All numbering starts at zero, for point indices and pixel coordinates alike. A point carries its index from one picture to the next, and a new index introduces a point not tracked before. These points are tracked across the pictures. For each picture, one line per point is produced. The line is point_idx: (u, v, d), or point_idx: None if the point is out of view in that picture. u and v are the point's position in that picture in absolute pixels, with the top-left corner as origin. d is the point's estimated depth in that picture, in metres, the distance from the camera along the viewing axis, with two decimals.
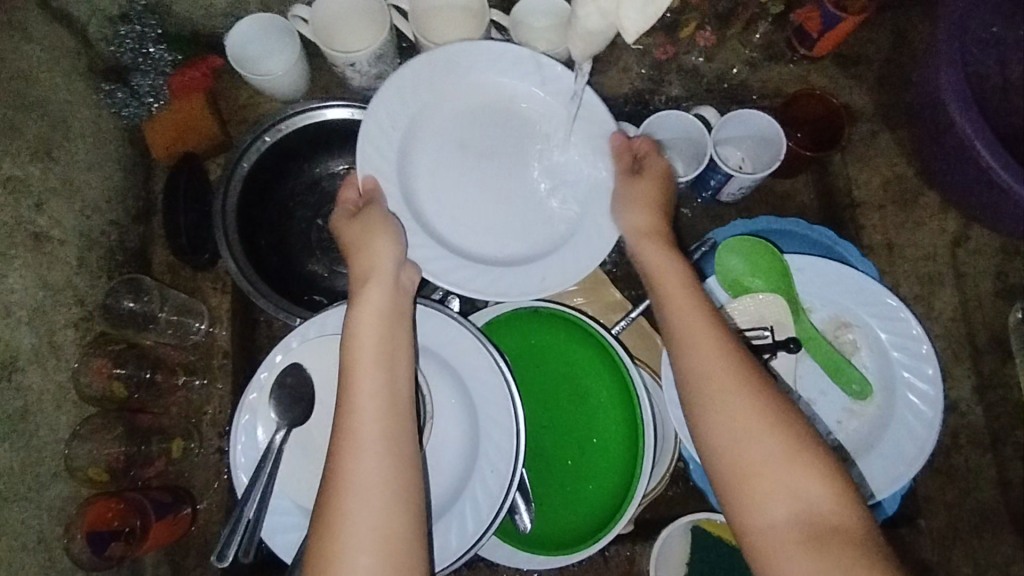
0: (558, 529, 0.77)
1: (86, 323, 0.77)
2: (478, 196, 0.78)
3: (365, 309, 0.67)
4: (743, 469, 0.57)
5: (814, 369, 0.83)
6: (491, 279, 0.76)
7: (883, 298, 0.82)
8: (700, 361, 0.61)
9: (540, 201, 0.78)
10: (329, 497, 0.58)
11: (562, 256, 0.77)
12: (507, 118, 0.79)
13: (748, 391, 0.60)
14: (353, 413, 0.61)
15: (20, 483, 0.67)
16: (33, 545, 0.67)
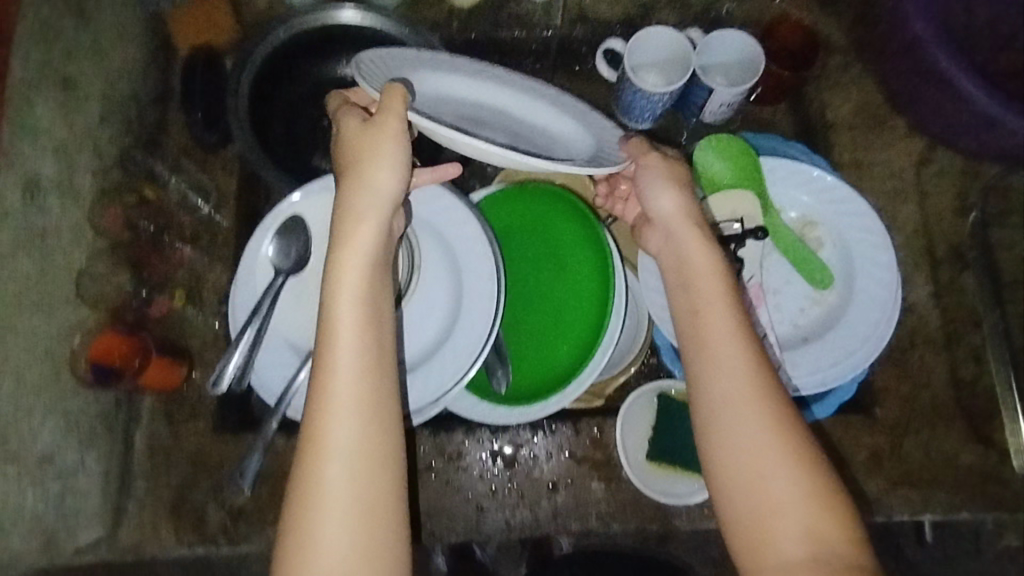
0: (531, 386, 0.83)
1: (104, 174, 0.82)
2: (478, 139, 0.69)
3: (345, 284, 0.61)
4: (751, 484, 0.58)
5: (781, 263, 0.88)
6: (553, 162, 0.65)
7: (846, 196, 0.88)
8: (709, 375, 0.62)
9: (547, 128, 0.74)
10: (307, 472, 0.57)
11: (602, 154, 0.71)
12: None
13: (754, 400, 0.60)
14: (327, 422, 0.58)
15: (36, 294, 0.70)
16: (43, 356, 0.71)
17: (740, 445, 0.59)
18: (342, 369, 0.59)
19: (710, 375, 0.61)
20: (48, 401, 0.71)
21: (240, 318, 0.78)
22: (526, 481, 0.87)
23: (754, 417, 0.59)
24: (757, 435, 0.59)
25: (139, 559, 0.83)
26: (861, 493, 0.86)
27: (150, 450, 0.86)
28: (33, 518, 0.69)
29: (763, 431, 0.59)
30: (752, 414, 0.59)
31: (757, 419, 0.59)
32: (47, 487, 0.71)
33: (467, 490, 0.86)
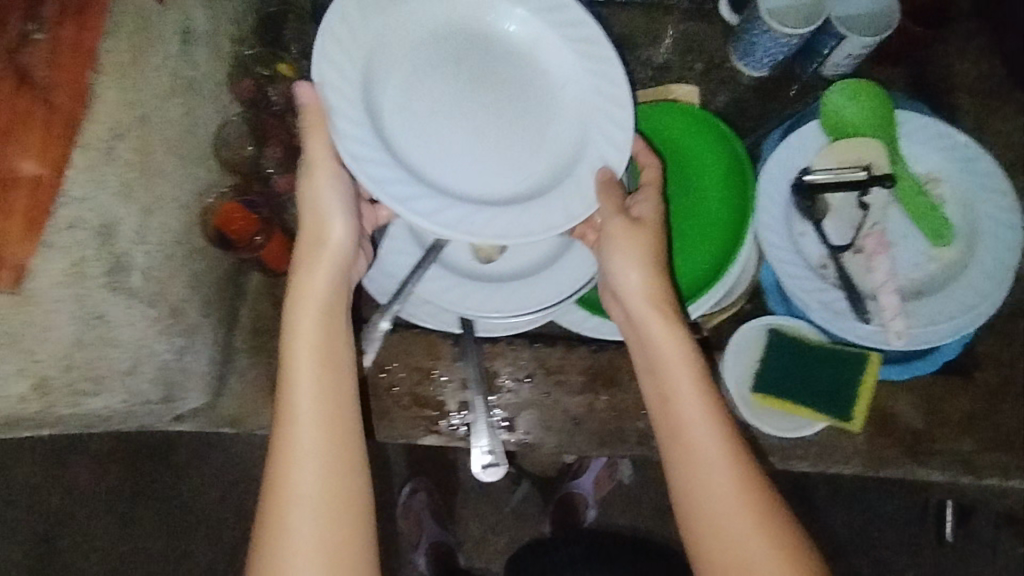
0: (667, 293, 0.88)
1: (241, 43, 0.81)
2: (464, 126, 0.70)
3: (305, 328, 0.68)
4: (733, 557, 0.62)
5: (902, 216, 0.87)
6: (465, 216, 0.68)
7: (976, 155, 0.87)
8: (675, 439, 0.67)
9: (530, 132, 0.72)
10: (268, 509, 0.63)
11: (569, 186, 0.70)
12: (480, 49, 0.72)
13: (710, 466, 0.64)
14: (290, 449, 0.64)
15: (182, 143, 0.70)
16: (182, 206, 0.70)
17: (716, 517, 0.63)
18: (302, 404, 0.65)
19: (684, 463, 0.66)
20: (182, 256, 0.71)
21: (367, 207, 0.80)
22: (623, 403, 0.87)
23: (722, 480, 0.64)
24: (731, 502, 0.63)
25: (236, 432, 0.84)
26: (955, 452, 0.86)
27: (254, 328, 0.86)
28: (160, 367, 0.69)
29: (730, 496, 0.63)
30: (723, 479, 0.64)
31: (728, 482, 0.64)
32: (174, 340, 0.71)
33: (564, 404, 0.87)
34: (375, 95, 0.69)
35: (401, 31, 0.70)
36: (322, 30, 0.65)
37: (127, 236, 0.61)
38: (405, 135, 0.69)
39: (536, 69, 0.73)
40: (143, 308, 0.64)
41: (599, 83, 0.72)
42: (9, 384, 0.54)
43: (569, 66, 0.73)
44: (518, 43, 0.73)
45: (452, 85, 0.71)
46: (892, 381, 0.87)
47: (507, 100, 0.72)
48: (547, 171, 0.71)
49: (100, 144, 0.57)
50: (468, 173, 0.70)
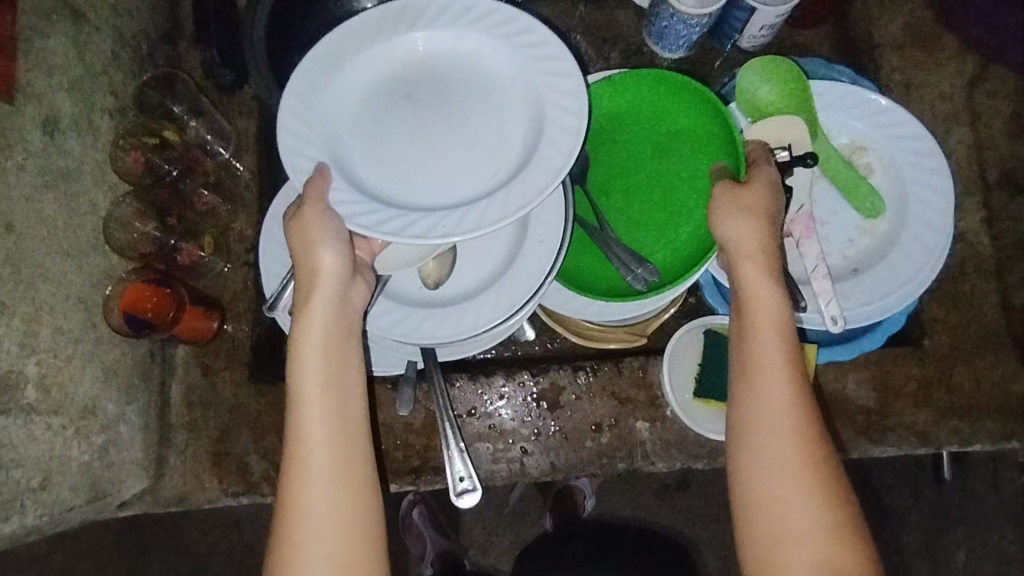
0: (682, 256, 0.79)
1: (122, 115, 0.78)
2: (430, 148, 0.65)
3: (308, 358, 0.65)
4: (777, 512, 0.61)
5: (829, 191, 0.84)
6: (447, 225, 0.62)
7: (902, 119, 0.83)
8: (753, 408, 0.64)
9: (497, 122, 0.66)
10: (280, 522, 0.62)
11: (538, 164, 0.62)
12: (420, 64, 0.67)
13: (771, 419, 0.63)
14: (302, 481, 0.62)
15: (64, 240, 0.67)
16: (75, 301, 0.68)
17: (761, 473, 0.62)
18: (311, 437, 0.63)
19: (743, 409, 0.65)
20: (85, 353, 0.69)
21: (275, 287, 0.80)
22: (569, 423, 0.85)
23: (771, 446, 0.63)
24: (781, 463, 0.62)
25: (184, 509, 0.83)
26: (912, 425, 0.85)
27: (187, 402, 0.85)
28: (81, 470, 0.68)
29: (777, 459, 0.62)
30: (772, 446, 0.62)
31: (792, 449, 0.62)
32: (92, 439, 0.69)
33: (509, 433, 0.85)
34: (338, 152, 0.65)
35: (345, 87, 0.66)
36: (279, 116, 0.63)
37: (11, 353, 0.59)
38: (376, 169, 0.64)
39: (484, 75, 0.67)
40: (45, 418, 0.63)
41: (543, 63, 0.65)
42: None
43: (516, 64, 0.66)
44: (455, 49, 0.67)
45: (405, 115, 0.66)
46: (839, 361, 0.86)
47: (467, 102, 0.66)
48: (519, 157, 0.64)
49: None
50: (442, 186, 0.64)
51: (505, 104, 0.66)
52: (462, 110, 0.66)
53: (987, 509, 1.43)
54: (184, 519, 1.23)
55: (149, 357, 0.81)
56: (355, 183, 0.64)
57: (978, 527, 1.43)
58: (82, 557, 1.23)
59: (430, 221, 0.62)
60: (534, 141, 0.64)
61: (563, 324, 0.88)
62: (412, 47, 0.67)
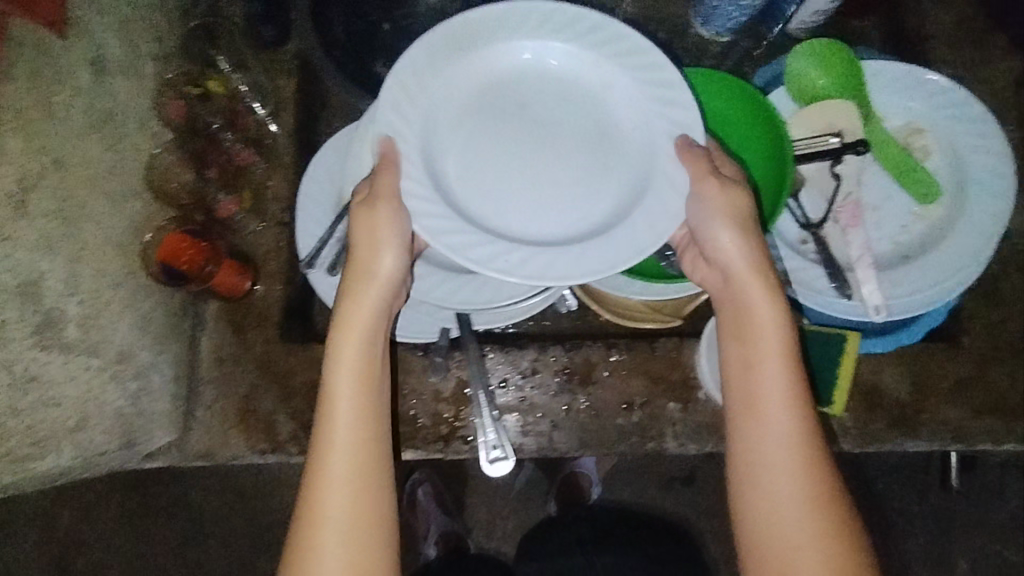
0: None
1: (166, 62, 0.76)
2: (528, 171, 0.64)
3: (344, 357, 0.64)
4: (785, 554, 0.62)
5: (881, 176, 0.83)
6: (529, 261, 0.60)
7: (962, 99, 0.82)
8: (763, 445, 0.64)
9: (602, 155, 0.64)
10: (302, 524, 0.61)
11: (640, 216, 0.61)
12: (537, 80, 0.66)
13: (781, 457, 0.63)
14: (327, 483, 0.61)
15: (109, 182, 0.66)
16: (117, 247, 0.67)
17: (774, 497, 0.63)
18: (342, 442, 0.62)
19: (755, 434, 0.65)
20: (124, 299, 0.68)
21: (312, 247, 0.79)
22: (600, 399, 0.85)
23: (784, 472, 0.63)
24: (790, 486, 0.63)
25: (209, 464, 0.82)
26: (946, 421, 0.84)
27: (217, 357, 0.84)
28: (114, 415, 0.67)
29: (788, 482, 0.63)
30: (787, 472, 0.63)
31: (799, 489, 0.63)
32: (126, 385, 0.69)
33: (539, 407, 0.84)
34: (436, 160, 0.63)
35: (455, 84, 0.64)
36: (386, 101, 0.61)
37: (54, 291, 0.58)
38: (466, 185, 0.63)
39: (597, 107, 0.65)
40: (84, 360, 0.62)
41: (664, 114, 0.63)
42: None
43: (636, 102, 0.64)
44: (575, 71, 0.66)
45: (510, 131, 0.64)
46: (877, 353, 0.85)
47: (576, 128, 0.65)
48: (617, 201, 0.63)
49: (10, 197, 0.54)
50: (527, 216, 0.63)
51: (614, 140, 0.65)
52: (566, 136, 0.65)
53: (996, 516, 1.42)
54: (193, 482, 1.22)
55: (181, 310, 0.80)
56: (444, 194, 0.62)
57: (985, 533, 1.42)
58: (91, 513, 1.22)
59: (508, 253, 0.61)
60: (637, 188, 0.63)
61: (599, 300, 0.87)
62: (535, 59, 0.66)
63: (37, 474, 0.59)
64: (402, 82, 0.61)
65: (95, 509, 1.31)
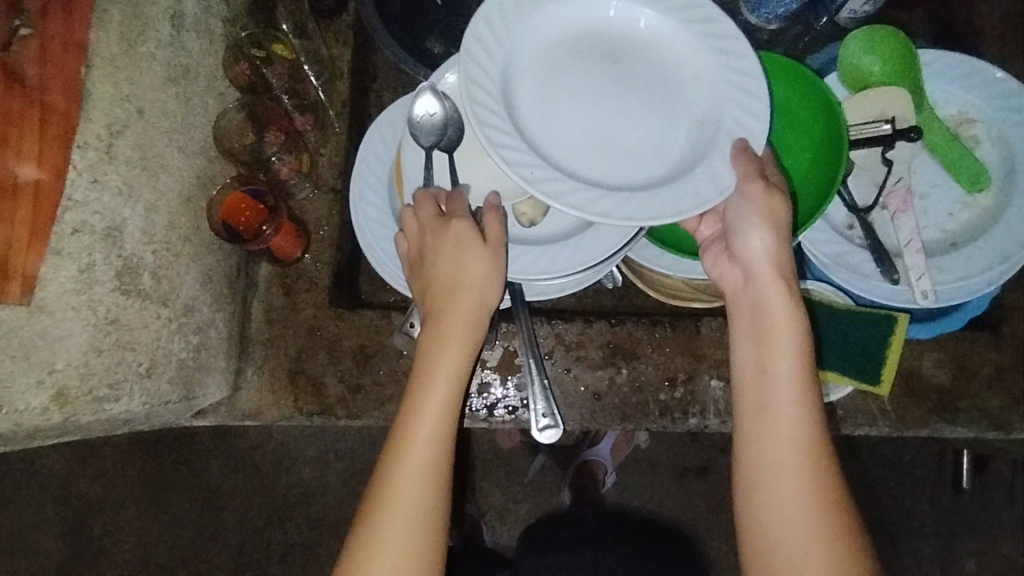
0: None
1: (234, 24, 0.77)
2: (597, 118, 0.64)
3: (439, 354, 0.66)
4: (788, 560, 0.59)
5: (931, 164, 0.84)
6: (597, 202, 0.61)
7: (1015, 91, 0.83)
8: (762, 446, 0.63)
9: (668, 108, 0.65)
10: (369, 505, 0.63)
11: (703, 169, 0.62)
12: (610, 28, 0.66)
13: (777, 454, 0.62)
14: (399, 472, 0.63)
15: (182, 136, 0.67)
16: (187, 201, 0.68)
17: (776, 497, 0.61)
18: (421, 433, 0.64)
19: (760, 441, 0.64)
20: (191, 252, 0.69)
21: (370, 213, 0.80)
22: (643, 375, 0.86)
23: (787, 478, 0.61)
24: (793, 496, 0.61)
25: (257, 424, 0.83)
26: (983, 409, 0.85)
27: (268, 319, 0.85)
28: (178, 366, 0.68)
29: (790, 492, 0.61)
30: (790, 479, 0.61)
31: (800, 491, 0.61)
32: (189, 338, 0.70)
33: (582, 380, 0.85)
34: (511, 100, 0.63)
35: (533, 28, 0.65)
36: (469, 31, 0.62)
37: (134, 237, 0.59)
38: (538, 125, 0.64)
39: (671, 59, 0.66)
40: (156, 308, 0.63)
41: (734, 73, 0.64)
42: (27, 395, 0.50)
43: (705, 55, 0.65)
44: (648, 22, 0.66)
45: (582, 76, 0.65)
46: (919, 340, 0.86)
47: (645, 78, 0.65)
48: (681, 153, 0.64)
49: (99, 143, 0.55)
50: (597, 162, 0.64)
51: (682, 94, 0.65)
52: (635, 86, 0.65)
53: (1007, 515, 1.44)
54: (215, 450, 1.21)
55: (236, 270, 0.81)
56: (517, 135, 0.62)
57: (998, 531, 1.43)
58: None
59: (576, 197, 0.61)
60: (701, 140, 0.64)
61: (645, 279, 0.88)
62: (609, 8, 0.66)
63: (109, 417, 0.60)
64: (483, 21, 0.62)
65: (118, 473, 1.32)
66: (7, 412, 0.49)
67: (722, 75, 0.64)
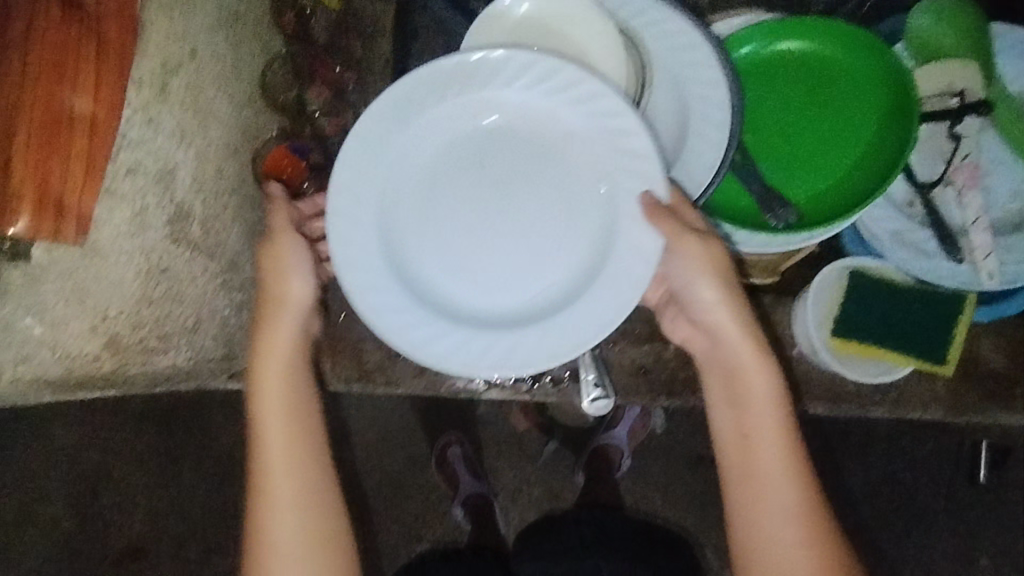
0: (821, 211, 0.79)
1: None
2: (494, 239, 0.62)
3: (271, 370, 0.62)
4: None
5: (996, 141, 0.80)
6: (507, 350, 0.61)
7: None
8: (753, 494, 0.62)
9: (563, 209, 0.61)
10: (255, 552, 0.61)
11: (606, 285, 0.60)
12: (489, 129, 0.61)
13: (771, 503, 0.61)
14: (271, 509, 0.61)
15: (230, 83, 0.64)
16: (232, 150, 0.65)
17: (775, 543, 0.61)
18: (276, 462, 0.61)
19: (758, 510, 0.62)
20: (235, 205, 0.66)
21: None
22: (692, 349, 0.83)
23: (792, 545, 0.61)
24: (789, 546, 0.60)
25: None
26: None
27: None
28: (222, 324, 0.66)
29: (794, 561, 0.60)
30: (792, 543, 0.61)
31: (794, 538, 0.60)
32: (232, 296, 0.67)
33: (629, 353, 0.83)
34: (404, 253, 0.62)
35: (408, 154, 0.61)
36: (332, 210, 0.59)
37: (185, 183, 0.57)
38: (434, 255, 0.62)
39: (553, 151, 0.61)
40: (203, 259, 0.60)
41: (620, 159, 0.59)
42: (80, 340, 0.48)
43: (591, 133, 0.59)
44: (529, 112, 0.60)
45: (472, 186, 0.62)
46: (976, 323, 0.83)
47: (540, 166, 0.61)
48: (585, 255, 0.61)
49: (153, 80, 0.52)
50: (501, 295, 0.63)
51: (579, 186, 0.61)
52: (530, 186, 0.61)
53: None
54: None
55: None
56: (412, 290, 0.62)
57: None
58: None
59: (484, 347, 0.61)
60: (600, 232, 0.61)
61: None
62: (485, 110, 0.61)
63: (154, 371, 0.57)
64: (342, 184, 0.59)
65: (121, 441, 1.29)
66: (59, 356, 0.47)
67: (614, 153, 0.59)
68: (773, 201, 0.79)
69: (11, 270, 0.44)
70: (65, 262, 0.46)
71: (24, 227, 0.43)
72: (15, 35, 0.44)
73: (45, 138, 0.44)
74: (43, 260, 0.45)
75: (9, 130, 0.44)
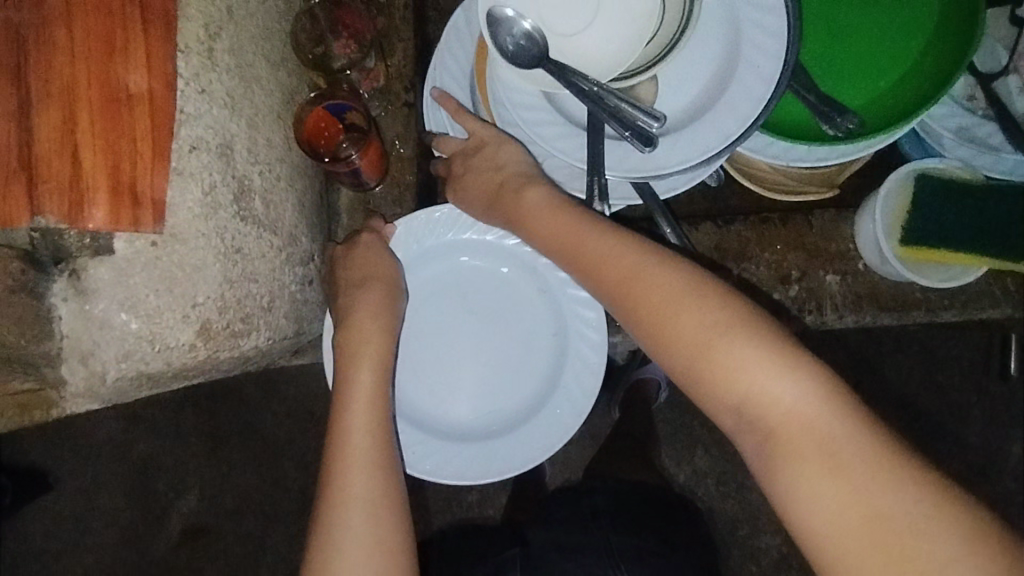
0: (881, 116, 0.72)
1: None
2: (475, 365, 0.72)
3: (360, 383, 0.63)
4: (728, 390, 0.49)
5: None
6: (477, 461, 0.71)
7: None
8: (636, 296, 0.53)
9: (525, 352, 0.72)
10: (317, 555, 0.57)
11: (553, 412, 0.71)
12: (478, 276, 0.72)
13: (652, 294, 0.52)
14: (340, 507, 0.58)
15: (265, 45, 0.60)
16: (276, 117, 0.61)
17: (681, 332, 0.50)
18: (353, 463, 0.59)
19: (647, 316, 0.52)
20: (287, 175, 0.63)
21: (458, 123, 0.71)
22: (756, 275, 0.82)
23: (785, 379, 0.47)
24: (698, 323, 0.50)
25: None
26: None
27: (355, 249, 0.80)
28: (290, 300, 0.64)
29: (801, 412, 0.47)
30: (790, 387, 0.47)
31: (692, 313, 0.50)
32: (296, 269, 0.65)
33: None
34: (406, 365, 0.71)
35: (419, 282, 0.71)
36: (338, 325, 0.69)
37: (242, 158, 0.53)
38: (428, 376, 0.71)
39: (523, 303, 0.72)
40: (268, 235, 0.58)
41: (573, 315, 0.71)
42: (175, 331, 0.46)
43: (551, 297, 0.71)
44: (505, 267, 0.72)
45: (459, 318, 0.72)
46: None
47: (511, 321, 0.72)
48: (541, 392, 0.72)
49: (200, 47, 0.48)
50: (477, 414, 0.72)
51: (537, 336, 0.72)
52: (503, 336, 0.72)
53: None
54: (263, 394, 1.15)
55: (320, 198, 0.75)
56: (412, 398, 0.71)
57: None
58: (168, 429, 1.18)
59: (458, 456, 0.71)
60: (551, 377, 0.72)
61: (754, 177, 0.82)
62: (476, 257, 0.72)
63: (240, 355, 0.54)
64: None
65: None
66: (158, 350, 0.45)
67: (564, 317, 0.71)
68: (828, 109, 0.70)
69: (99, 266, 0.43)
70: (149, 252, 0.44)
71: (104, 218, 0.42)
72: (53, 10, 0.42)
73: (107, 119, 0.42)
74: (127, 251, 0.44)
75: (69, 118, 0.42)
